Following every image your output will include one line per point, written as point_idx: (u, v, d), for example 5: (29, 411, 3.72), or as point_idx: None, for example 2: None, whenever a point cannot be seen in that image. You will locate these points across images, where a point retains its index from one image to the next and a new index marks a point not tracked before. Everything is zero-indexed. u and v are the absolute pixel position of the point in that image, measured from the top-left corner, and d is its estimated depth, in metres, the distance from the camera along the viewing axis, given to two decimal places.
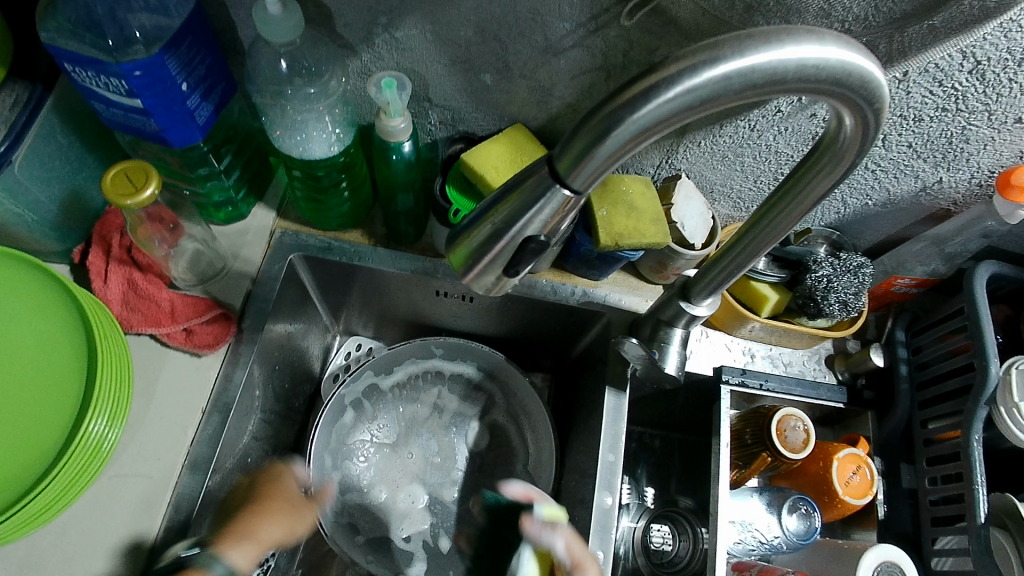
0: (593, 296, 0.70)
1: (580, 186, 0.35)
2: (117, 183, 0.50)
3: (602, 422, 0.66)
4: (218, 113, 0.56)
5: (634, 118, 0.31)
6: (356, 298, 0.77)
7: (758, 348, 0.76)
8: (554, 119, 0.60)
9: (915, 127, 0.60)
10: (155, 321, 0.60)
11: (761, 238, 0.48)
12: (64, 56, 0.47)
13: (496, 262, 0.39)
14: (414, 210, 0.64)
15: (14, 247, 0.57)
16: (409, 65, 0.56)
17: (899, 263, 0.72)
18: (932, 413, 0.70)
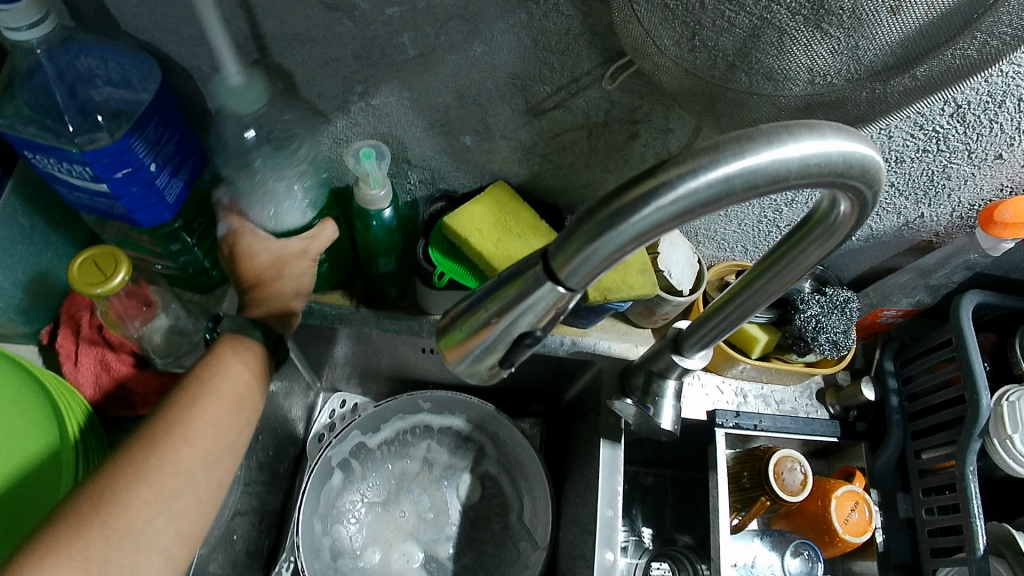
0: (582, 345, 0.68)
1: (575, 284, 0.33)
2: (84, 272, 0.48)
3: (600, 477, 0.65)
4: (190, 187, 0.54)
5: (630, 222, 0.30)
6: (339, 355, 0.74)
7: (750, 387, 0.75)
8: (536, 175, 0.59)
9: (897, 167, 0.60)
10: (129, 402, 0.58)
11: (753, 301, 0.48)
12: (24, 144, 0.45)
13: (489, 356, 0.37)
14: (396, 271, 0.63)
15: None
16: (386, 130, 0.55)
17: (884, 296, 0.72)
18: (926, 444, 0.71)
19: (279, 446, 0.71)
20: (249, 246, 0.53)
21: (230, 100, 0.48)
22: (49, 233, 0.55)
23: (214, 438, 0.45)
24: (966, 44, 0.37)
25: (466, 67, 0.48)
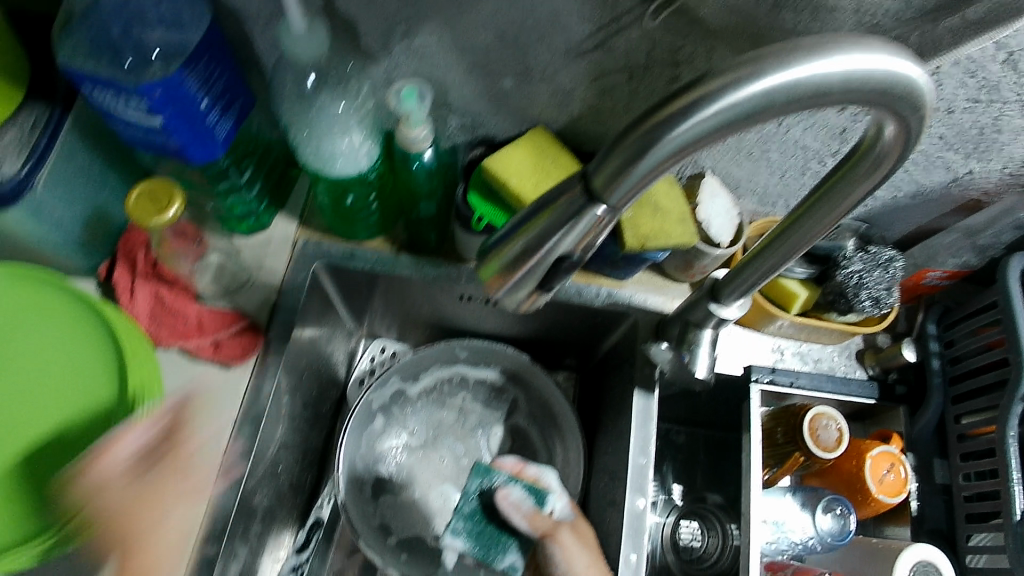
0: (618, 296, 0.69)
1: (615, 203, 0.34)
2: (143, 204, 0.49)
3: (632, 425, 0.66)
4: (239, 126, 0.55)
5: (674, 134, 0.31)
6: (378, 303, 0.77)
7: (787, 345, 0.74)
8: (575, 121, 0.60)
9: (946, 118, 0.59)
10: (183, 335, 0.60)
11: (795, 241, 0.47)
12: (83, 79, 0.46)
13: (526, 281, 0.38)
14: (437, 218, 0.64)
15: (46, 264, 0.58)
16: (427, 73, 0.56)
17: (931, 256, 0.71)
18: (966, 408, 0.69)
19: (322, 387, 0.74)
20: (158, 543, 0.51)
21: (293, 46, 0.50)
22: (107, 170, 0.57)
23: (139, 499, 0.50)
24: None
25: (508, 5, 0.48)
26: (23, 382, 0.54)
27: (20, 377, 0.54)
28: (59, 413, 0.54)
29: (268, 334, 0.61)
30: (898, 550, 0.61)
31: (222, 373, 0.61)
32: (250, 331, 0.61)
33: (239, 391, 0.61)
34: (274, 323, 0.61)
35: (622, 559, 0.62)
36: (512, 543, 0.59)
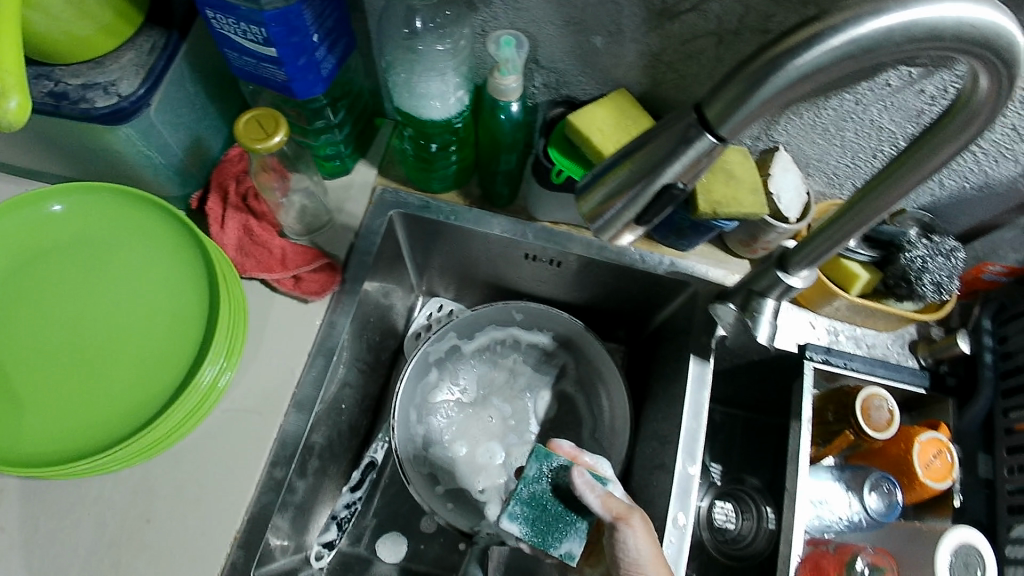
0: (680, 266, 0.70)
1: (727, 133, 0.36)
2: (249, 129, 0.52)
3: (686, 390, 0.67)
4: (340, 66, 0.58)
5: (795, 66, 0.33)
6: (438, 261, 0.78)
7: (843, 327, 0.76)
8: (657, 85, 0.61)
9: (1022, 109, 0.60)
10: (267, 267, 0.62)
11: (874, 206, 0.48)
12: (207, 4, 0.49)
13: (626, 213, 0.40)
14: (514, 171, 0.67)
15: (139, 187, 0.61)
16: (522, 26, 0.58)
17: (992, 249, 0.73)
18: (1016, 401, 0.70)
19: (382, 335, 0.76)
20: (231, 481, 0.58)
21: None
22: (207, 103, 0.61)
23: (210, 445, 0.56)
24: None
25: None
26: (120, 300, 0.58)
27: (118, 297, 0.59)
28: (149, 333, 0.57)
29: (345, 273, 0.64)
30: (940, 532, 0.61)
31: (299, 307, 0.64)
32: (328, 269, 0.64)
33: (314, 324, 0.64)
34: (351, 261, 0.65)
35: (670, 518, 0.63)
36: (575, 531, 0.52)
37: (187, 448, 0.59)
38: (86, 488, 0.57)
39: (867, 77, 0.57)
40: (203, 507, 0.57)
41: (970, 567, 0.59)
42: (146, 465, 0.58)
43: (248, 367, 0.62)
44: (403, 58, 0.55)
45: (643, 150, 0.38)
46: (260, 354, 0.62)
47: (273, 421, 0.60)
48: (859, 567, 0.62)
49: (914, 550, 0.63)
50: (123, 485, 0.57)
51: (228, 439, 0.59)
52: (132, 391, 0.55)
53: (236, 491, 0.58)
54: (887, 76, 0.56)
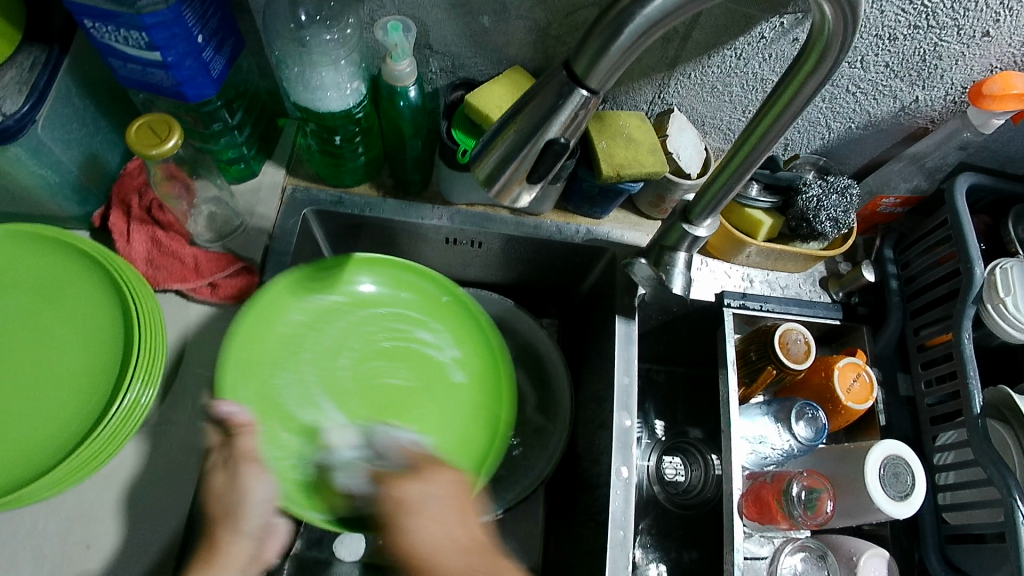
0: (596, 233, 0.72)
1: (596, 85, 0.38)
2: (141, 135, 0.52)
3: (614, 348, 0.70)
4: (230, 67, 0.58)
5: (644, 12, 0.35)
6: (363, 257, 0.77)
7: (756, 274, 0.80)
8: (549, 59, 0.63)
9: (890, 46, 0.64)
10: (181, 277, 0.62)
11: (757, 149, 0.51)
12: (83, 13, 0.48)
13: (517, 174, 0.42)
14: (422, 156, 0.67)
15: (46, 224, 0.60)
16: (410, 12, 0.59)
17: (884, 182, 0.77)
18: (924, 321, 0.74)
19: None
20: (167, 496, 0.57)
21: None
22: (99, 117, 0.60)
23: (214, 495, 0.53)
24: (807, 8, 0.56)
25: None
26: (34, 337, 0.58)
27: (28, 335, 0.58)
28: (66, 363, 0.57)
29: (264, 275, 0.64)
30: (868, 446, 0.65)
31: (220, 314, 0.64)
32: (244, 272, 0.64)
33: None
34: (269, 263, 0.64)
35: (614, 471, 0.65)
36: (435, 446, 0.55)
37: (118, 470, 0.57)
38: (16, 521, 0.55)
39: (743, 31, 0.60)
40: (141, 523, 0.56)
41: (899, 476, 0.63)
42: (79, 489, 0.56)
43: (172, 382, 0.61)
44: (293, 54, 0.55)
45: (524, 111, 0.39)
46: (183, 366, 0.62)
47: (204, 430, 0.59)
48: (794, 492, 0.65)
49: (843, 469, 0.66)
50: (56, 513, 0.56)
51: (159, 456, 0.58)
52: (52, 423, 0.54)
53: (175, 503, 0.57)
54: (761, 28, 0.60)
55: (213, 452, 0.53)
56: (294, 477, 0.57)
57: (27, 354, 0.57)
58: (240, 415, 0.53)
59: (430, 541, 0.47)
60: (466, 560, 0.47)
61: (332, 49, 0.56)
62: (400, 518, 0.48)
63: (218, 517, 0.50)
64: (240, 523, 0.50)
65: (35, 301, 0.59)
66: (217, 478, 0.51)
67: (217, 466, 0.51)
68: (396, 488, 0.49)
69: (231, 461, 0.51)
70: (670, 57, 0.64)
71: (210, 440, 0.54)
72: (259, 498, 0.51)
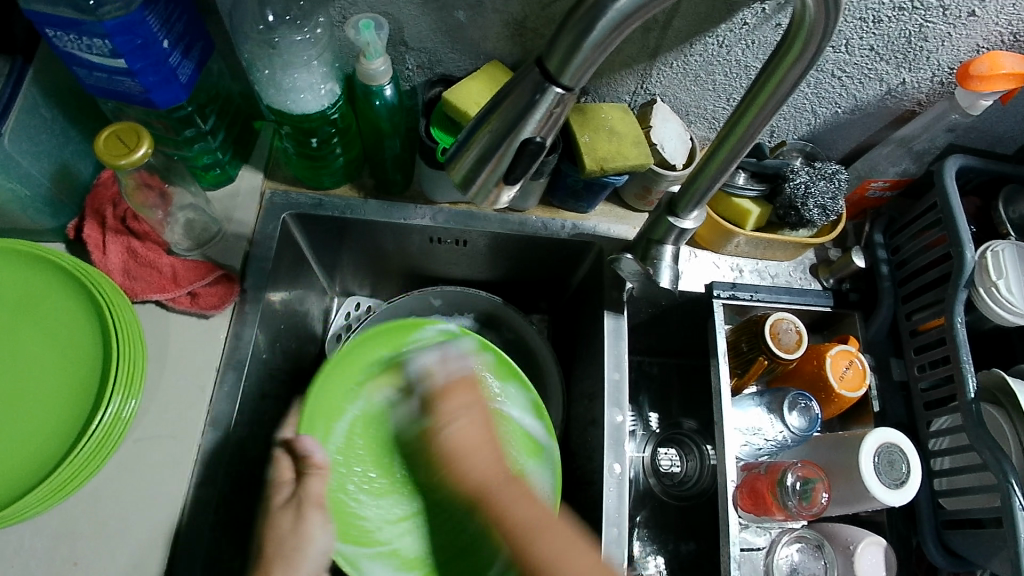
0: (582, 228, 0.72)
1: (570, 82, 0.37)
2: (110, 145, 0.50)
3: (604, 344, 0.69)
4: (199, 72, 0.57)
5: (617, 6, 0.34)
6: (348, 258, 0.75)
7: (745, 263, 0.79)
8: (528, 52, 0.62)
9: (875, 29, 0.62)
10: (160, 287, 0.61)
11: (741, 140, 0.50)
12: (43, 21, 0.47)
13: (494, 175, 0.41)
14: (402, 155, 0.66)
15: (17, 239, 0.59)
16: (383, 9, 0.58)
17: (872, 167, 0.76)
18: (915, 305, 0.73)
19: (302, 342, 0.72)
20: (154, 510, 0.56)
21: None
22: (68, 126, 0.59)
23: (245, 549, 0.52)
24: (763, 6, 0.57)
25: None
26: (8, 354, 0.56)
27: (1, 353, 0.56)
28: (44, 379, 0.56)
29: (244, 282, 0.63)
30: (862, 436, 0.64)
31: (201, 323, 0.63)
32: (224, 280, 0.62)
33: (219, 339, 0.62)
34: (249, 271, 0.64)
35: (607, 469, 0.64)
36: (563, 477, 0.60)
37: (102, 485, 0.56)
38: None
39: (724, 18, 0.59)
40: (127, 539, 0.55)
41: (894, 463, 0.63)
42: (63, 507, 0.55)
43: (154, 394, 0.60)
44: (263, 57, 0.54)
45: (497, 109, 0.38)
46: (166, 378, 0.61)
47: (189, 443, 0.58)
48: (789, 483, 0.64)
49: (838, 459, 0.65)
50: (39, 533, 0.54)
51: (143, 469, 0.57)
52: (31, 440, 0.53)
53: (162, 518, 0.56)
54: (743, 15, 0.58)
55: (279, 488, 0.55)
56: (349, 520, 0.59)
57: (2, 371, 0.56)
58: (318, 457, 0.55)
59: (460, 441, 0.54)
60: (514, 495, 0.51)
61: (304, 50, 0.54)
62: (487, 487, 0.51)
63: (274, 557, 0.51)
64: (288, 550, 0.51)
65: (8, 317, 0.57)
66: (282, 520, 0.53)
67: (286, 507, 0.53)
68: (449, 420, 0.55)
69: (299, 504, 0.53)
70: (651, 47, 0.63)
71: (279, 475, 0.55)
72: (317, 549, 0.53)
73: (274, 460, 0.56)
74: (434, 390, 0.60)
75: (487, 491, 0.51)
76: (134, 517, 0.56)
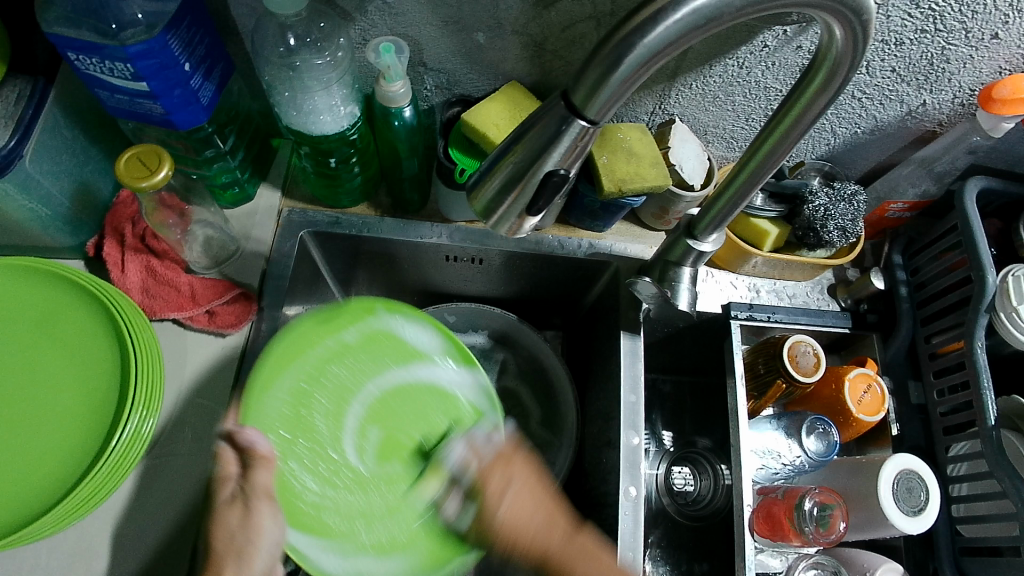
0: (598, 247, 0.71)
1: (596, 116, 0.37)
2: (130, 167, 0.51)
3: (621, 365, 0.68)
4: (220, 92, 0.57)
5: (645, 42, 0.33)
6: (364, 275, 0.75)
7: (762, 284, 0.79)
8: (547, 73, 0.62)
9: (897, 51, 0.62)
10: (177, 306, 0.61)
11: (763, 167, 0.49)
12: (67, 45, 0.47)
13: (516, 205, 0.41)
14: (419, 175, 0.66)
15: (36, 256, 0.59)
16: (402, 30, 0.58)
17: (892, 188, 0.75)
18: (935, 328, 0.72)
19: None
20: (170, 530, 0.56)
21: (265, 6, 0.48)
22: (89, 145, 0.59)
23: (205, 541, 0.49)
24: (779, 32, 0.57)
25: None
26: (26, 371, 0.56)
27: (20, 370, 0.56)
28: (63, 397, 0.56)
29: (261, 300, 0.63)
30: (882, 462, 0.64)
31: (218, 341, 0.63)
32: (242, 299, 0.62)
33: (236, 357, 0.62)
34: (266, 289, 0.63)
35: (621, 492, 0.64)
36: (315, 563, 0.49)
37: (120, 504, 0.56)
38: (17, 560, 0.54)
39: (745, 41, 0.59)
40: (144, 559, 0.55)
41: (913, 491, 0.62)
42: (80, 526, 0.56)
43: (171, 412, 0.60)
44: (283, 78, 0.54)
45: (521, 140, 0.38)
46: (183, 396, 0.61)
47: (205, 461, 0.58)
48: (806, 508, 0.63)
49: (856, 484, 0.65)
50: (56, 551, 0.55)
51: (160, 488, 0.57)
52: (50, 458, 0.53)
53: (178, 537, 0.56)
54: (764, 37, 0.58)
55: (222, 483, 0.49)
56: (299, 511, 0.53)
57: (21, 388, 0.56)
58: (262, 447, 0.50)
59: (512, 526, 0.50)
60: (583, 548, 0.50)
61: (323, 71, 0.54)
62: (552, 559, 0.49)
63: (224, 556, 0.47)
64: (238, 544, 0.47)
65: (27, 334, 0.58)
66: (230, 517, 0.48)
67: (232, 503, 0.48)
68: (494, 475, 0.52)
69: (245, 496, 0.48)
70: (671, 68, 0.62)
71: (221, 468, 0.49)
72: (268, 542, 0.48)
73: (216, 453, 0.50)
74: (471, 486, 0.53)
75: (562, 559, 0.49)
76: (149, 536, 0.56)
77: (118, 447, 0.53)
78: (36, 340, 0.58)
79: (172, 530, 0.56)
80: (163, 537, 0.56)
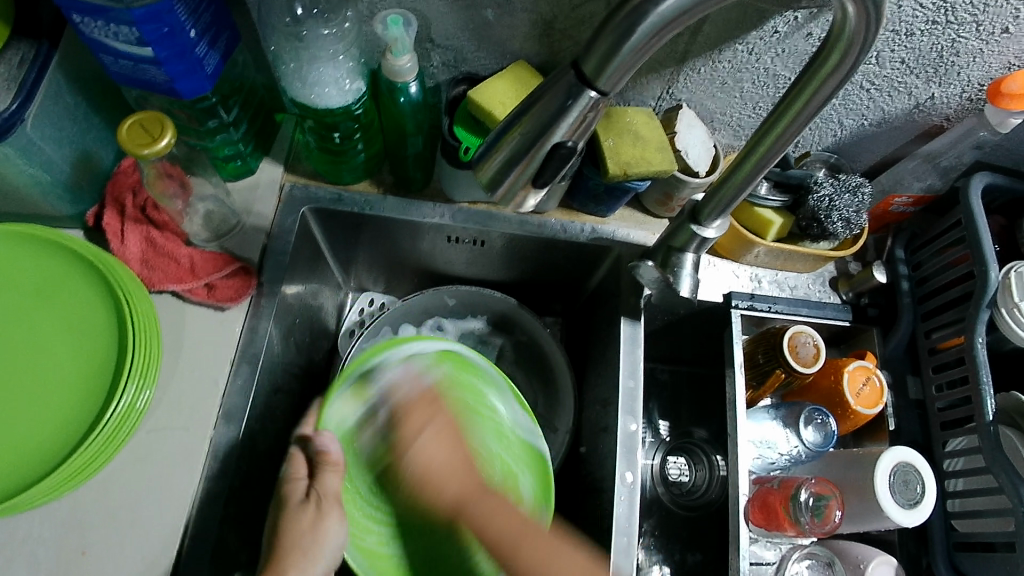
0: (602, 232, 0.71)
1: (606, 87, 0.36)
2: (133, 134, 0.50)
3: (620, 352, 0.68)
4: (224, 62, 0.57)
5: (658, 11, 0.33)
6: (364, 254, 0.75)
7: (764, 274, 0.78)
8: (555, 53, 0.61)
9: (906, 41, 0.61)
10: (177, 278, 0.61)
11: (770, 151, 0.49)
12: (72, 8, 0.47)
13: (524, 177, 0.40)
14: (423, 153, 0.66)
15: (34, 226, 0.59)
16: (410, 5, 0.57)
17: (897, 181, 0.75)
18: (935, 323, 0.72)
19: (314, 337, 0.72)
20: (162, 501, 0.56)
21: None
22: (90, 112, 0.59)
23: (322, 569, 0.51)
24: (791, 15, 0.57)
25: None
26: (20, 341, 0.56)
27: (14, 339, 0.56)
28: (57, 367, 0.55)
29: (261, 275, 0.62)
30: (879, 453, 0.64)
31: (216, 315, 0.62)
32: (242, 273, 0.62)
33: (235, 332, 0.62)
34: (266, 265, 0.64)
35: (618, 477, 0.64)
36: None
37: (114, 473, 0.56)
38: (10, 528, 0.54)
39: (755, 26, 0.58)
40: (135, 530, 0.55)
41: (909, 483, 0.62)
42: (72, 497, 0.55)
43: (168, 384, 0.60)
44: (288, 50, 0.54)
45: (527, 114, 0.38)
46: (182, 369, 0.60)
47: (201, 434, 0.58)
48: (802, 499, 0.63)
49: (853, 476, 0.65)
50: (48, 521, 0.54)
51: (156, 459, 0.57)
52: (46, 427, 0.53)
53: (171, 509, 0.56)
54: (774, 23, 0.58)
55: (294, 484, 0.54)
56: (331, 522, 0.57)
57: (16, 357, 0.55)
58: (334, 453, 0.55)
59: (425, 464, 0.56)
60: (489, 511, 0.52)
61: (330, 44, 0.54)
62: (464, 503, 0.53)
63: (292, 551, 0.50)
64: (305, 547, 0.50)
65: (23, 301, 0.57)
66: (302, 517, 0.51)
67: (305, 503, 0.52)
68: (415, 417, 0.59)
69: (322, 502, 0.53)
70: (680, 52, 0.62)
71: (291, 471, 0.55)
72: (332, 546, 0.52)
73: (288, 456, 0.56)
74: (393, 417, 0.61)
75: (461, 504, 0.53)
76: (142, 505, 0.55)
77: (113, 418, 0.53)
78: (30, 309, 0.57)
79: (166, 501, 0.56)
80: (154, 509, 0.55)
